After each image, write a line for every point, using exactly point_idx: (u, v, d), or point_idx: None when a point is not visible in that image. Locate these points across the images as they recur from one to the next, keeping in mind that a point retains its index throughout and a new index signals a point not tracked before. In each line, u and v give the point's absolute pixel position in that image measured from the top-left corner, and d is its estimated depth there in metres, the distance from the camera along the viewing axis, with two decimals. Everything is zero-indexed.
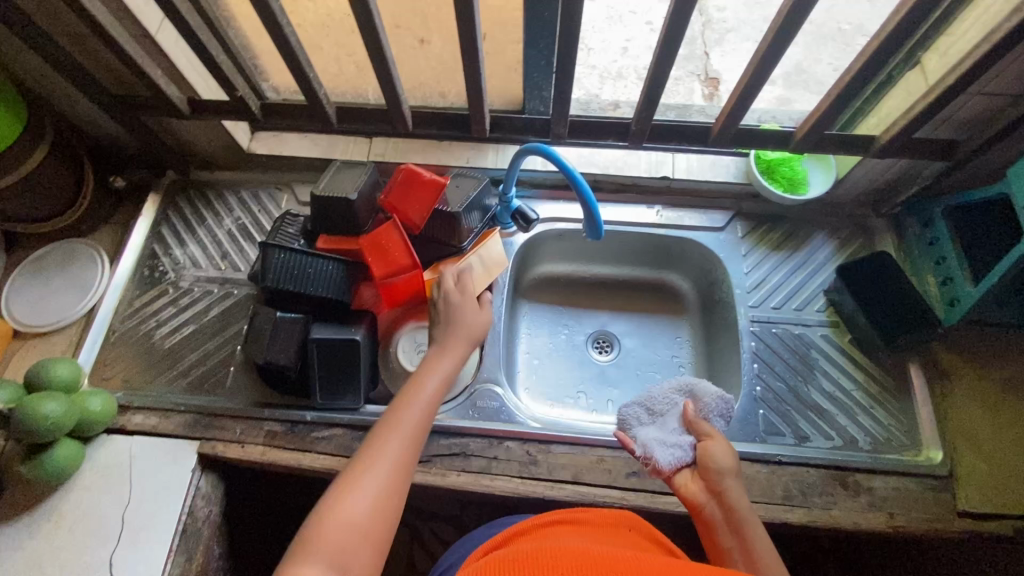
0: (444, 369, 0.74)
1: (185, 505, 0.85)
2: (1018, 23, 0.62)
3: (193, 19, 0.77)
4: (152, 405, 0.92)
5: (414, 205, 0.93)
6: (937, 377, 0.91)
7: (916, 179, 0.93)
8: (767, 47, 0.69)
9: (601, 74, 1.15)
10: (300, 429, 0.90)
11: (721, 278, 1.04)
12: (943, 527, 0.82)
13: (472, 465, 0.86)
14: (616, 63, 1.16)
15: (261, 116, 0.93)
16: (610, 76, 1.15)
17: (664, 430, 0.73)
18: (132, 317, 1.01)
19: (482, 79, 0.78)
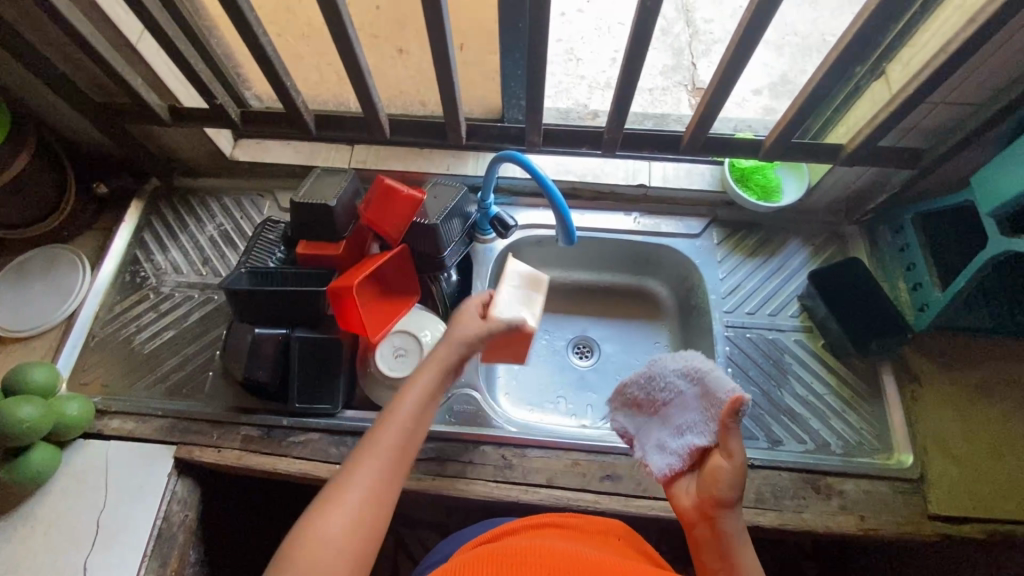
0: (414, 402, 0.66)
1: (160, 510, 0.85)
2: (970, 35, 0.64)
3: (171, 29, 0.78)
4: (129, 410, 0.92)
5: (392, 219, 0.93)
6: (908, 382, 0.92)
7: (885, 187, 0.95)
8: (730, 58, 0.71)
9: (590, 84, 1.16)
10: (277, 433, 0.90)
11: (698, 283, 1.06)
12: (915, 530, 0.82)
13: (447, 469, 0.86)
14: (604, 73, 1.18)
15: (241, 123, 0.94)
16: (599, 86, 1.17)
17: (669, 427, 0.71)
18: (112, 322, 1.01)
19: (454, 88, 0.80)
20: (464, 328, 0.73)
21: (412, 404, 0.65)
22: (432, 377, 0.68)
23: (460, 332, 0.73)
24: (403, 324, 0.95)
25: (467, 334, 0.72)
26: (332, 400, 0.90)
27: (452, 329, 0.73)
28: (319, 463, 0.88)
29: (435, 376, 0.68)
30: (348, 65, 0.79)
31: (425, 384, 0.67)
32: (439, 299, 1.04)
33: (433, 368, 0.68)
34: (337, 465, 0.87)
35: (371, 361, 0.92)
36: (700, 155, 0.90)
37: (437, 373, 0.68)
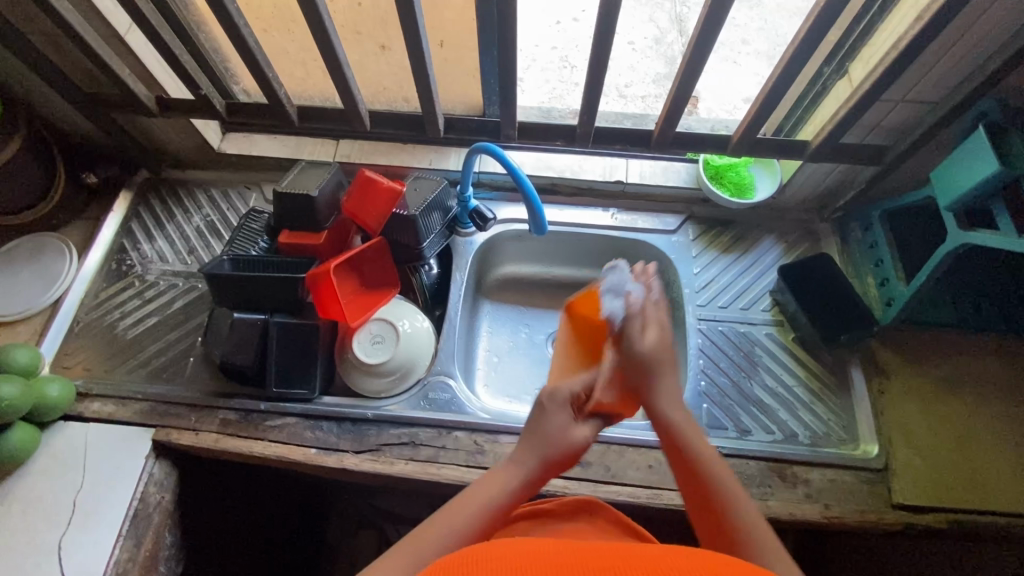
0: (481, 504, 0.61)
1: (137, 491, 0.86)
2: (919, 32, 0.67)
3: (157, 21, 0.81)
4: (110, 393, 0.94)
5: (373, 212, 0.94)
6: (876, 374, 0.94)
7: (853, 184, 0.97)
8: (693, 54, 0.74)
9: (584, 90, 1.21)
10: (254, 417, 0.91)
11: (673, 278, 1.08)
12: (877, 518, 0.84)
13: (420, 454, 0.88)
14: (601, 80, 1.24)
15: (226, 114, 0.97)
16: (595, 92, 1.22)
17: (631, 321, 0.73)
18: (97, 308, 1.03)
19: (429, 80, 0.84)
20: (552, 434, 0.64)
21: (474, 513, 0.60)
22: (503, 486, 0.62)
23: (547, 436, 0.64)
24: (383, 312, 0.96)
25: (557, 443, 0.64)
26: (309, 385, 0.92)
27: (539, 431, 0.65)
28: (293, 447, 0.89)
29: (506, 485, 0.62)
30: (326, 57, 0.82)
31: (494, 495, 0.61)
32: (420, 290, 1.05)
33: (505, 477, 0.63)
34: (312, 449, 0.88)
35: (349, 347, 0.94)
36: (670, 150, 0.92)
37: (510, 482, 0.62)
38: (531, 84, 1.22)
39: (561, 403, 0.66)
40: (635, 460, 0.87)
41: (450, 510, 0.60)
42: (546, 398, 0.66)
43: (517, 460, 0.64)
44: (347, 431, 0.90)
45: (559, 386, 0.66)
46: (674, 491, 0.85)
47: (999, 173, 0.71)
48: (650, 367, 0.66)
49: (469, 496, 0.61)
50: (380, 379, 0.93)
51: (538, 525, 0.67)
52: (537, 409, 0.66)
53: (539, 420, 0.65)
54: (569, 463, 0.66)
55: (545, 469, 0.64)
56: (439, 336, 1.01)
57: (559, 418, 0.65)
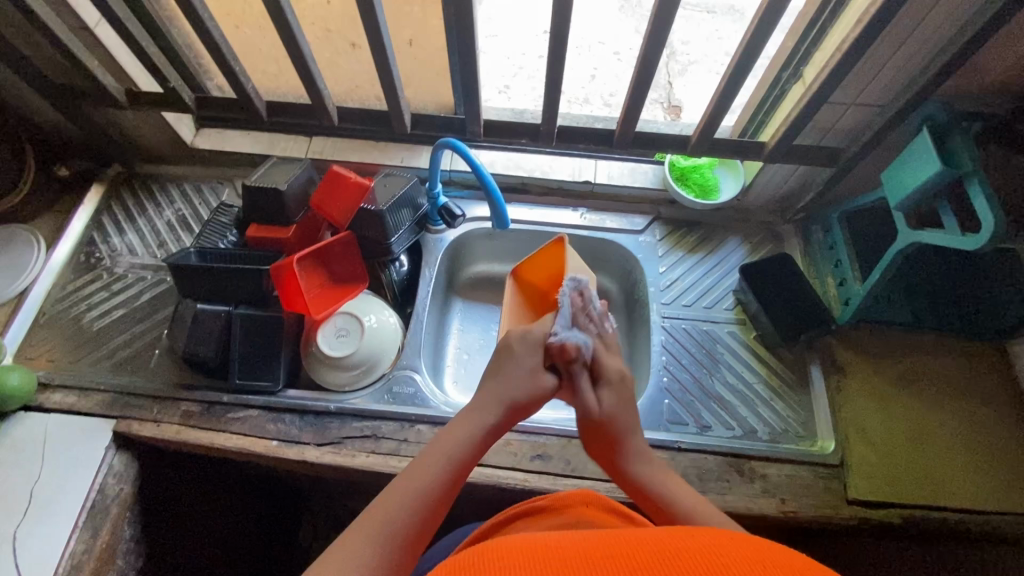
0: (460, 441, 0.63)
1: (95, 482, 0.86)
2: (859, 35, 0.69)
3: (124, 14, 0.83)
4: (73, 384, 0.93)
5: (341, 206, 0.97)
6: (833, 371, 0.96)
7: (812, 186, 1.00)
8: (647, 55, 0.76)
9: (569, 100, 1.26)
10: (216, 409, 0.91)
11: (639, 277, 1.10)
12: (832, 513, 0.85)
13: (381, 447, 0.88)
14: (584, 88, 1.27)
15: (195, 108, 0.99)
16: (578, 100, 1.25)
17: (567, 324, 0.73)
18: (64, 300, 1.03)
19: (393, 76, 0.85)
20: (520, 377, 0.68)
21: (440, 467, 0.61)
22: (466, 436, 0.63)
23: (514, 381, 0.68)
24: (350, 306, 0.97)
25: (523, 389, 0.67)
26: (273, 377, 0.92)
27: (505, 376, 0.68)
28: (254, 439, 0.89)
29: (470, 433, 0.64)
30: (291, 51, 0.83)
31: (458, 445, 0.63)
32: (388, 286, 1.06)
33: (470, 426, 0.64)
34: (273, 441, 0.88)
35: (314, 340, 0.94)
36: (632, 150, 0.94)
37: (474, 429, 0.64)
38: (519, 92, 1.24)
39: (533, 346, 0.70)
40: (594, 454, 0.88)
41: (420, 463, 0.61)
42: (513, 340, 0.72)
43: (481, 406, 0.66)
44: (309, 423, 0.90)
45: (529, 330, 0.72)
46: None
47: (942, 173, 0.73)
48: (614, 427, 0.70)
49: (435, 450, 0.62)
50: (344, 372, 0.94)
51: (538, 521, 0.66)
52: (505, 351, 0.71)
53: (506, 364, 0.69)
54: (533, 407, 0.69)
55: (511, 415, 0.67)
56: (406, 331, 1.02)
57: (527, 360, 0.69)
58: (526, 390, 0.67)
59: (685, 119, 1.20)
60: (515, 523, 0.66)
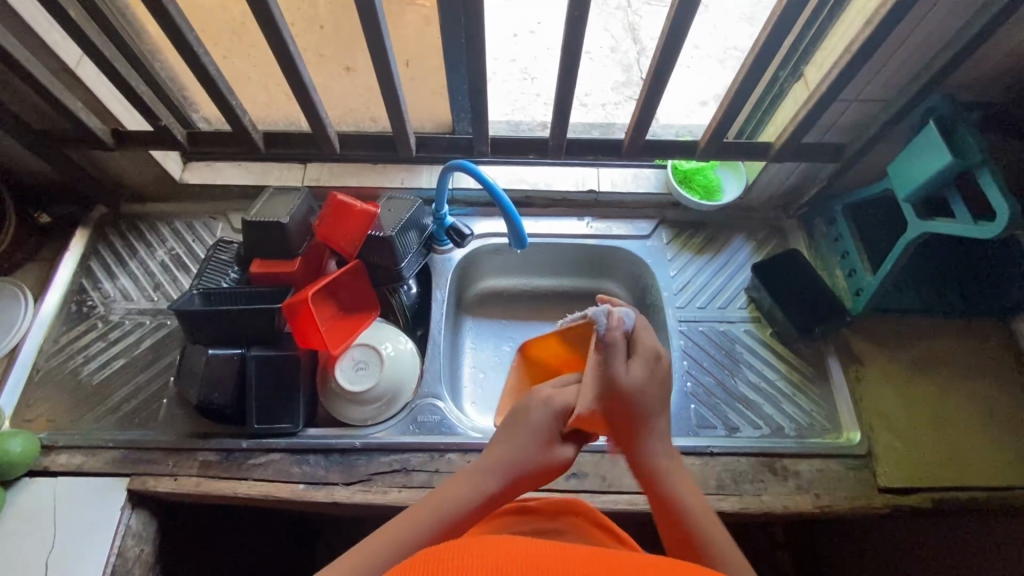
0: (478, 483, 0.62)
1: (113, 545, 0.81)
2: (869, 34, 0.70)
3: (109, 52, 0.78)
4: (79, 444, 0.89)
5: (346, 234, 0.93)
6: (851, 362, 0.97)
7: (816, 180, 1.01)
8: (657, 64, 0.76)
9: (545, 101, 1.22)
10: (236, 456, 0.88)
11: (650, 282, 1.10)
12: (866, 503, 0.86)
13: (413, 480, 0.86)
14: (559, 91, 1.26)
15: (188, 143, 0.95)
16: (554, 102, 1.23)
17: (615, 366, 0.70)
18: (58, 354, 0.97)
19: (399, 100, 0.83)
20: (533, 445, 0.65)
21: (432, 523, 0.58)
22: (462, 496, 0.60)
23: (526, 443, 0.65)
24: (365, 337, 0.94)
25: (531, 457, 0.64)
26: (293, 418, 0.88)
27: (514, 443, 0.65)
28: (279, 484, 0.86)
29: (472, 489, 0.61)
30: (291, 80, 0.80)
31: (452, 505, 0.60)
32: (400, 311, 1.03)
33: (468, 484, 0.61)
34: (300, 484, 0.85)
35: (331, 376, 0.91)
36: (640, 158, 0.94)
37: (472, 492, 0.61)
38: (494, 96, 1.22)
39: (553, 415, 0.67)
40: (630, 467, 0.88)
41: (405, 518, 0.58)
42: (533, 405, 0.67)
43: (484, 468, 0.63)
44: (336, 462, 0.87)
45: (552, 398, 0.68)
46: None
47: (952, 164, 0.74)
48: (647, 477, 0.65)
49: (432, 501, 0.60)
50: (366, 406, 0.91)
51: (527, 521, 0.68)
52: (518, 416, 0.67)
53: (521, 427, 0.66)
54: (542, 479, 0.65)
55: (516, 482, 0.63)
56: (423, 358, 0.99)
57: (541, 430, 0.66)
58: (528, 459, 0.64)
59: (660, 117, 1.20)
60: (507, 519, 0.68)
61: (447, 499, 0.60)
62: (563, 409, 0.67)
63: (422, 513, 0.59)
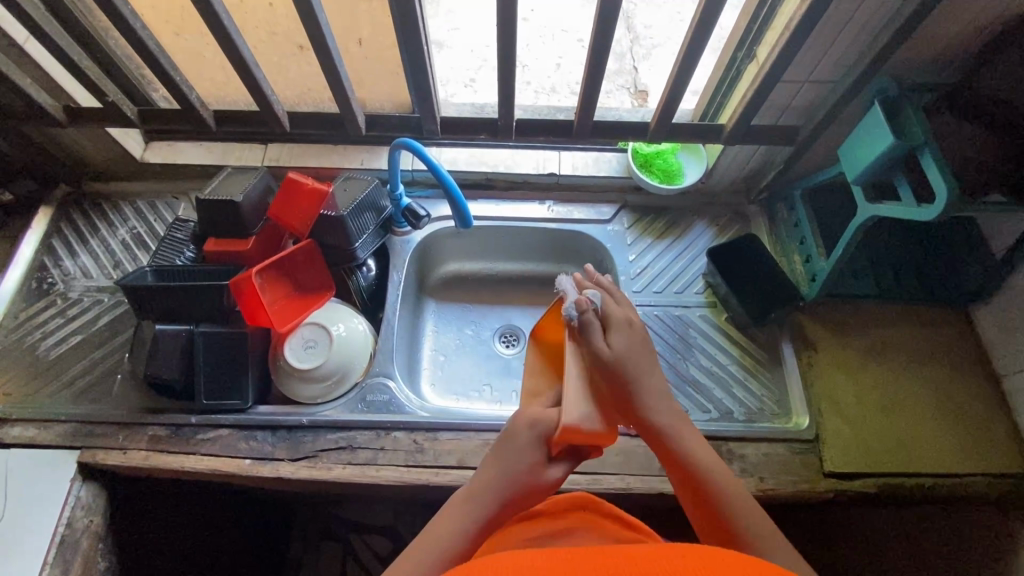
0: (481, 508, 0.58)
1: (61, 516, 0.83)
2: (805, 13, 0.69)
3: (51, 28, 0.79)
4: (32, 417, 0.90)
5: (299, 214, 0.94)
6: (804, 348, 0.96)
7: (774, 164, 1.00)
8: (596, 42, 0.75)
9: (536, 89, 1.24)
10: (185, 431, 0.89)
11: (610, 266, 1.09)
12: (810, 487, 0.86)
13: (358, 457, 0.87)
14: (550, 78, 1.26)
15: (140, 121, 0.95)
16: (545, 91, 1.24)
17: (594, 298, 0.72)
18: (16, 330, 0.99)
19: (342, 78, 0.83)
20: (518, 468, 0.60)
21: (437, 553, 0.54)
22: (460, 525, 0.57)
23: (513, 468, 0.60)
24: (316, 316, 0.95)
25: (519, 480, 0.60)
26: (242, 395, 0.90)
27: (502, 469, 0.60)
28: (226, 459, 0.87)
29: (464, 520, 0.57)
30: (231, 57, 0.80)
31: (448, 542, 0.55)
32: (357, 293, 1.04)
33: (463, 516, 0.57)
34: (246, 459, 0.86)
35: (281, 354, 0.92)
36: (592, 140, 0.95)
37: (466, 525, 0.57)
38: (485, 84, 1.23)
39: (538, 436, 0.62)
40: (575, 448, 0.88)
41: (413, 550, 0.55)
42: (518, 426, 0.62)
43: (474, 498, 0.59)
44: (282, 439, 0.88)
45: (539, 417, 0.63)
46: (614, 475, 0.86)
47: (895, 145, 0.73)
48: (626, 370, 0.64)
49: (433, 533, 0.56)
50: (316, 384, 0.92)
51: (533, 524, 0.65)
52: (507, 436, 0.63)
53: (507, 450, 0.61)
54: (533, 500, 0.61)
55: (509, 506, 0.59)
56: (377, 337, 1.00)
57: (528, 451, 0.61)
58: (518, 481, 0.60)
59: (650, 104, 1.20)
60: (518, 525, 0.65)
61: (460, 521, 0.57)
62: (551, 426, 0.63)
63: (436, 536, 0.56)
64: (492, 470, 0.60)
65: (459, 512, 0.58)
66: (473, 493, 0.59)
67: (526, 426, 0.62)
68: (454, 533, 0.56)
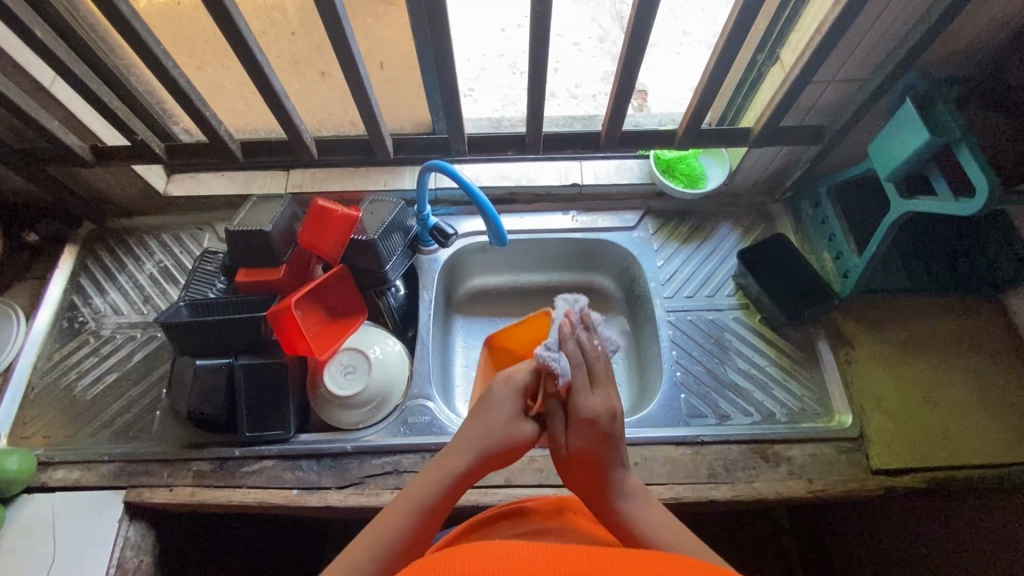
0: (462, 457, 0.63)
1: (113, 558, 0.82)
2: (837, 16, 0.70)
3: (80, 71, 0.79)
4: (76, 458, 0.90)
5: (330, 240, 0.93)
6: (841, 345, 0.96)
7: (799, 164, 1.01)
8: (627, 54, 0.76)
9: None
10: (229, 465, 0.88)
11: (638, 273, 1.09)
12: (859, 486, 0.85)
13: (405, 481, 0.86)
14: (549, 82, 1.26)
15: (167, 155, 0.95)
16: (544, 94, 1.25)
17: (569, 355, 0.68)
18: (51, 371, 0.98)
19: (371, 103, 0.83)
20: (495, 422, 0.65)
21: (411, 509, 0.58)
22: (436, 482, 0.61)
23: (490, 422, 0.65)
24: (352, 341, 0.94)
25: (496, 433, 0.65)
26: (285, 424, 0.89)
27: (481, 420, 0.65)
28: (273, 490, 0.86)
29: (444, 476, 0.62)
30: (262, 89, 0.80)
31: (427, 493, 0.60)
32: (388, 314, 1.03)
33: (445, 467, 0.62)
34: (294, 490, 0.86)
35: (320, 382, 0.92)
36: (618, 149, 0.95)
37: (445, 476, 0.61)
38: (484, 93, 1.23)
39: (514, 393, 0.67)
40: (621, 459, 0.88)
41: (397, 504, 0.59)
42: (497, 386, 0.68)
43: (458, 449, 0.64)
44: (328, 467, 0.88)
45: (513, 375, 0.69)
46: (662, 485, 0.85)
47: (930, 142, 0.73)
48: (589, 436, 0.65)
49: (406, 497, 0.60)
50: (357, 410, 0.92)
51: (520, 522, 0.66)
52: (485, 397, 0.68)
53: (487, 409, 0.66)
54: (509, 456, 0.66)
55: (490, 460, 0.65)
56: (412, 358, 1.00)
57: (503, 408, 0.66)
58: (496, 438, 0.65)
59: (651, 104, 1.22)
60: (506, 522, 0.66)
61: (441, 471, 0.62)
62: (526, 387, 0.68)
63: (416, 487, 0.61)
64: (478, 418, 0.66)
65: (444, 459, 0.63)
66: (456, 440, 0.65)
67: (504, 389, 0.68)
68: (436, 483, 0.61)
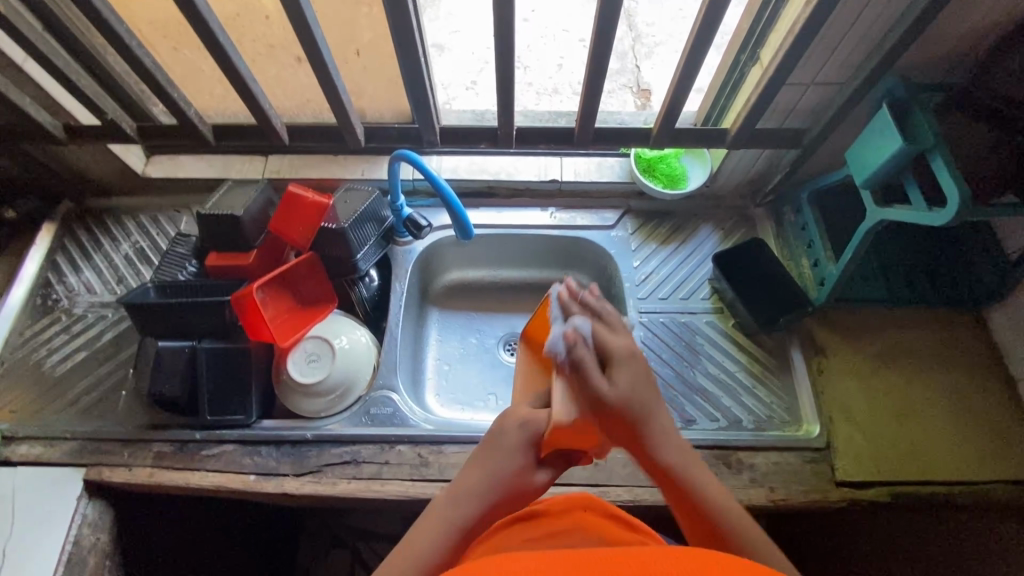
0: (466, 512, 0.56)
1: (69, 534, 0.83)
2: (808, 17, 0.68)
3: (48, 47, 0.79)
4: (39, 434, 0.90)
5: (300, 227, 0.93)
6: (814, 354, 0.95)
7: (778, 168, 0.99)
8: (596, 49, 0.74)
9: (538, 90, 1.22)
10: (189, 447, 0.88)
11: (614, 272, 1.08)
12: (821, 497, 0.84)
13: (362, 472, 0.86)
14: (552, 79, 1.24)
15: (140, 137, 0.95)
16: (546, 91, 1.22)
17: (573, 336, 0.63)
18: (22, 347, 0.99)
19: (339, 90, 0.83)
20: (504, 472, 0.58)
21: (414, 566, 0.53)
22: (438, 537, 0.55)
23: (499, 469, 0.58)
24: (319, 329, 0.94)
25: (504, 481, 0.58)
26: (246, 410, 0.89)
27: (488, 465, 0.58)
28: (231, 475, 0.86)
29: (448, 531, 0.55)
30: (229, 73, 0.80)
31: (428, 550, 0.54)
32: (359, 304, 1.03)
33: (441, 522, 0.56)
34: (251, 475, 0.86)
35: (284, 368, 0.92)
36: (594, 146, 0.94)
37: (448, 532, 0.55)
38: (485, 87, 1.21)
39: (527, 438, 0.59)
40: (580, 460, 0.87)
41: (397, 555, 0.54)
42: (508, 426, 0.60)
43: (458, 499, 0.57)
44: (287, 454, 0.88)
45: (528, 416, 0.60)
46: (621, 487, 0.84)
47: (903, 149, 0.72)
48: (631, 410, 0.57)
49: (407, 549, 0.54)
50: (320, 398, 0.91)
51: (529, 528, 0.63)
52: (494, 435, 0.61)
53: (495, 450, 0.59)
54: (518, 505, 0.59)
55: (492, 513, 0.58)
56: (381, 348, 0.99)
57: (514, 454, 0.59)
58: (504, 489, 0.58)
59: (653, 104, 1.18)
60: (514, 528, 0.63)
61: (444, 529, 0.55)
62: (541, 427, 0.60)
63: (417, 537, 0.55)
64: (485, 461, 0.59)
65: (446, 512, 0.56)
66: (461, 485, 0.58)
67: (512, 428, 0.60)
68: (436, 543, 0.54)
